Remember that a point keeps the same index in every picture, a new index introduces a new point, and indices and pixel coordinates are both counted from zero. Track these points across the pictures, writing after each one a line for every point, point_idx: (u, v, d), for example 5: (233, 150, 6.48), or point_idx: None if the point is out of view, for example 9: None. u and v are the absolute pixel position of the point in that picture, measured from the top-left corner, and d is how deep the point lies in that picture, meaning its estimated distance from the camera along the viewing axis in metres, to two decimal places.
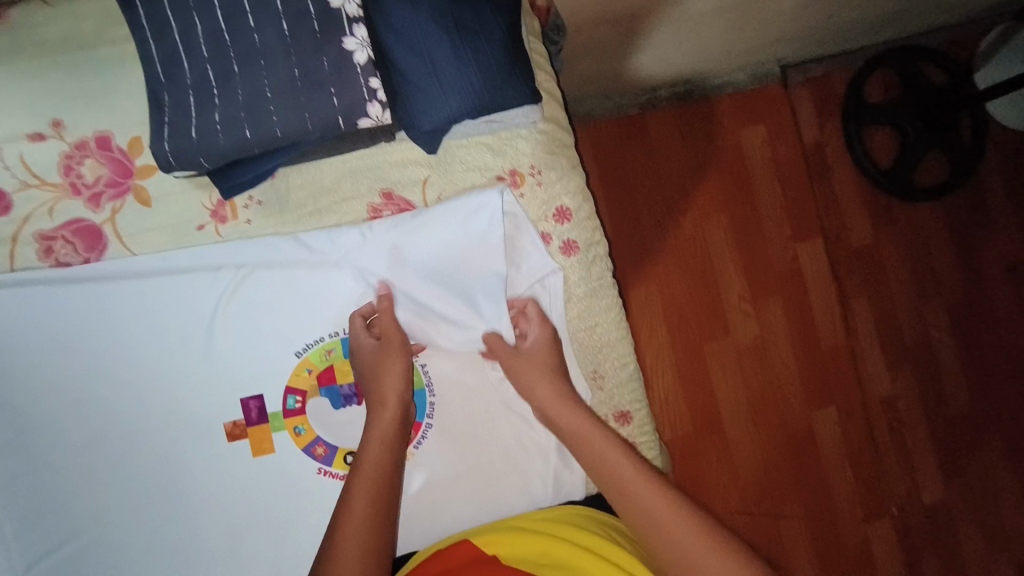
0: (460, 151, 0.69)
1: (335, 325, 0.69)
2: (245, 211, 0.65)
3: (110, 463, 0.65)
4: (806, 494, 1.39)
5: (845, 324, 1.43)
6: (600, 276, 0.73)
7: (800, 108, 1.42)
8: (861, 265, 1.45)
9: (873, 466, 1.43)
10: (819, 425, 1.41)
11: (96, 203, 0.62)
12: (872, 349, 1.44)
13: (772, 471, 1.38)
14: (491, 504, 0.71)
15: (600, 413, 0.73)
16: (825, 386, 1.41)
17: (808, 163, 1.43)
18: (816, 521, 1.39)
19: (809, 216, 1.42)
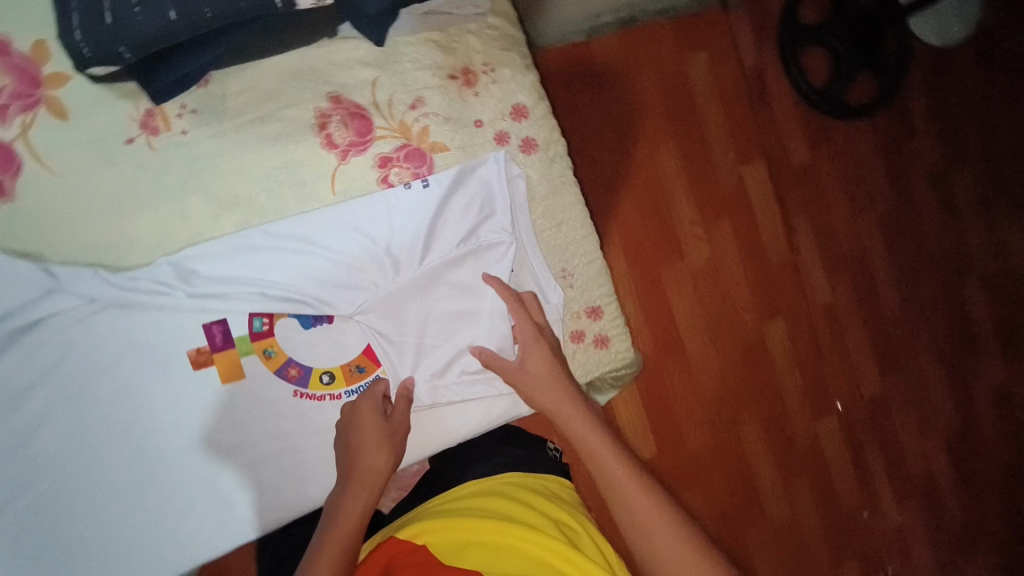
0: (408, 49, 0.66)
1: (315, 273, 0.66)
2: (179, 120, 0.60)
3: (71, 400, 0.62)
4: (762, 402, 1.48)
5: (789, 242, 1.50)
6: (561, 174, 0.71)
7: (737, 31, 1.44)
8: (802, 185, 1.52)
9: (821, 372, 1.53)
10: (770, 334, 1.49)
11: (3, 118, 0.56)
12: (815, 264, 1.53)
13: (731, 383, 1.46)
14: (473, 414, 0.71)
15: (572, 310, 0.73)
16: (774, 299, 1.49)
17: (749, 87, 1.46)
18: (772, 425, 1.49)
19: (752, 140, 1.46)
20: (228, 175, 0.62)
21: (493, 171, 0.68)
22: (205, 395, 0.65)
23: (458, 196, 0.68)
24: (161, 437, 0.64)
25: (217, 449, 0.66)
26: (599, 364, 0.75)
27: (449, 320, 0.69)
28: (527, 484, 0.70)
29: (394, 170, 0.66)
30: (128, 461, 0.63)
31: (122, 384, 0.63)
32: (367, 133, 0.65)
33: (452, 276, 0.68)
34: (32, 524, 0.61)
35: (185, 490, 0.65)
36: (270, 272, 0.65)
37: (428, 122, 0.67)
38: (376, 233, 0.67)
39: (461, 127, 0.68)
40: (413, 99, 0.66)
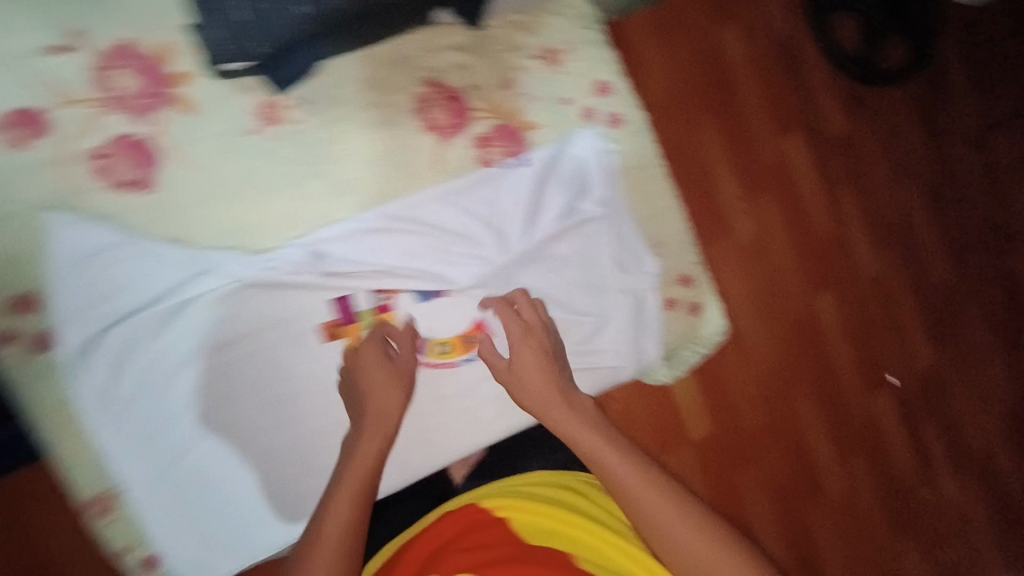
0: (497, 32, 0.69)
1: (433, 250, 0.70)
2: (294, 111, 0.64)
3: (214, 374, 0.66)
4: (815, 377, 1.42)
5: (833, 212, 1.45)
6: (647, 151, 0.76)
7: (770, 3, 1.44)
8: (841, 152, 1.48)
9: (875, 347, 1.44)
10: (821, 308, 1.43)
11: (139, 115, 0.61)
12: (863, 235, 1.48)
13: (785, 359, 1.41)
14: (569, 380, 0.75)
15: (666, 279, 0.78)
16: (823, 271, 1.43)
17: (784, 59, 1.46)
18: (829, 402, 1.41)
19: (790, 110, 1.43)
20: (343, 160, 0.66)
21: (587, 148, 0.73)
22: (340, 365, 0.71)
23: (559, 170, 0.72)
24: (301, 406, 0.69)
25: (348, 416, 0.71)
26: (690, 330, 0.80)
27: (555, 292, 0.74)
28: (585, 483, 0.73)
29: (493, 150, 0.70)
30: (270, 429, 0.68)
31: (263, 358, 0.68)
32: (463, 114, 0.69)
33: (558, 249, 0.73)
34: (181, 495, 0.66)
35: (322, 454, 0.70)
36: (395, 253, 0.69)
37: (520, 101, 0.70)
38: (487, 210, 0.71)
39: (550, 105, 0.71)
40: (504, 80, 0.70)
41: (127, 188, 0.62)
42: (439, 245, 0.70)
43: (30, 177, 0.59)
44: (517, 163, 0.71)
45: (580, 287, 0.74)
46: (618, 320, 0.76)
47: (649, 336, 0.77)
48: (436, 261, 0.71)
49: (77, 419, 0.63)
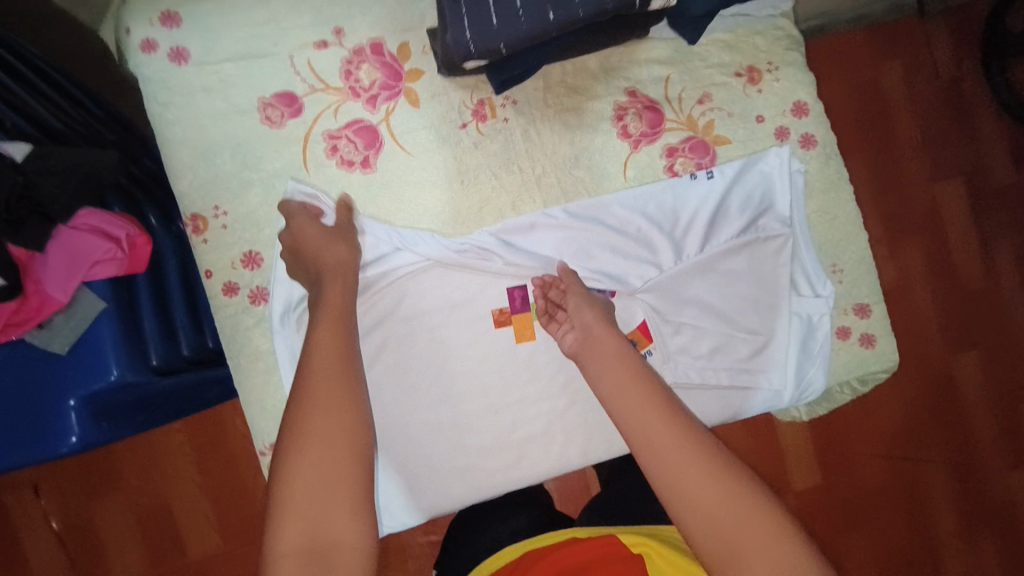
0: (701, 49, 0.71)
1: (611, 251, 0.72)
2: (502, 110, 0.69)
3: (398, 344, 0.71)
4: (948, 441, 1.35)
5: (987, 267, 1.38)
6: (837, 173, 0.73)
7: (937, 41, 1.36)
8: (1003, 205, 1.39)
9: (1016, 418, 1.38)
10: (960, 370, 1.36)
11: (373, 105, 0.67)
12: (1020, 298, 1.38)
13: (915, 418, 1.34)
14: (723, 400, 0.73)
15: (839, 306, 0.74)
16: (967, 331, 1.36)
17: (947, 101, 1.38)
18: (957, 468, 1.35)
19: (948, 157, 1.37)
20: (538, 156, 0.69)
21: (775, 165, 0.71)
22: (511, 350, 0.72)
23: (742, 186, 0.71)
24: (461, 386, 0.71)
25: (509, 403, 0.72)
26: (861, 363, 0.74)
27: (720, 306, 0.72)
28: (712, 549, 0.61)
29: (679, 159, 0.71)
30: (438, 404, 0.71)
31: (435, 335, 0.71)
32: (658, 125, 0.70)
33: (729, 263, 0.72)
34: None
35: (479, 436, 0.71)
36: (568, 247, 0.71)
37: (713, 116, 0.71)
38: (666, 218, 0.72)
39: (744, 121, 0.71)
40: (701, 94, 0.71)
41: (351, 168, 0.67)
42: (618, 246, 0.72)
43: (275, 149, 0.66)
44: (701, 174, 0.71)
45: (748, 305, 0.72)
46: (784, 345, 0.72)
47: (818, 363, 0.72)
48: (613, 262, 0.72)
49: (272, 371, 0.67)
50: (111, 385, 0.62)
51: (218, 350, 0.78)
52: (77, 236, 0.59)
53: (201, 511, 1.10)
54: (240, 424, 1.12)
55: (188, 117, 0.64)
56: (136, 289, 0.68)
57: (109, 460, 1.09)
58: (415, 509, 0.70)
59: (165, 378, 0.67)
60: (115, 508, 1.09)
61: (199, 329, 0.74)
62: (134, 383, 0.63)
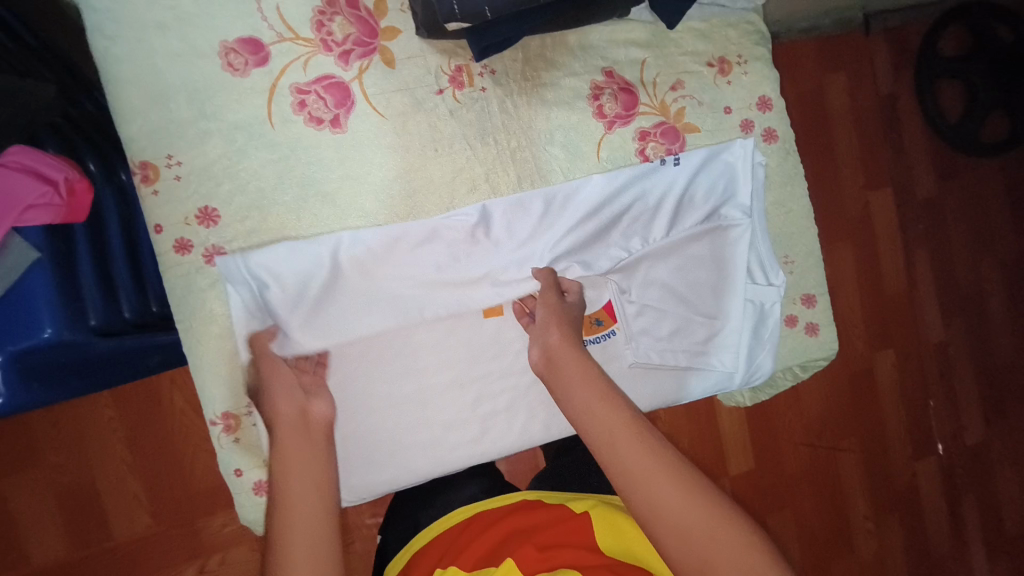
0: (677, 35, 0.73)
1: (584, 229, 0.72)
2: (480, 79, 0.68)
3: (363, 318, 0.70)
4: (864, 431, 1.47)
5: (908, 272, 1.50)
6: (796, 167, 0.77)
7: (879, 58, 1.45)
8: (925, 216, 1.51)
9: (921, 410, 1.52)
10: (878, 365, 1.48)
11: (345, 61, 0.64)
12: (931, 300, 1.51)
13: (837, 409, 1.45)
14: (678, 380, 0.76)
15: (789, 295, 0.78)
16: (886, 330, 1.48)
17: (883, 115, 1.48)
18: (870, 455, 1.48)
19: (882, 167, 1.47)
20: (514, 129, 0.69)
21: (739, 155, 0.74)
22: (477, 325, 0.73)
23: (709, 174, 0.74)
24: (423, 358, 0.71)
25: (473, 378, 0.72)
26: (806, 350, 0.78)
27: (681, 288, 0.75)
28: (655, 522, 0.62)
29: (650, 143, 0.72)
30: (404, 376, 0.71)
31: (396, 306, 0.70)
32: (632, 108, 0.71)
33: (691, 248, 0.75)
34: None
35: (443, 408, 0.71)
36: (540, 230, 0.71)
37: (685, 103, 0.73)
38: (639, 199, 0.72)
39: (713, 111, 0.73)
40: (675, 81, 0.72)
41: (319, 126, 0.64)
42: (591, 224, 0.72)
43: (237, 99, 0.62)
44: (670, 160, 0.72)
45: (707, 290, 0.75)
46: (738, 330, 0.75)
47: (767, 347, 0.76)
48: (584, 241, 0.72)
49: (226, 336, 0.63)
50: (43, 343, 0.56)
51: (161, 315, 0.72)
52: (8, 174, 0.53)
53: (130, 490, 1.03)
54: (177, 400, 1.05)
55: (139, 57, 0.59)
56: (75, 238, 0.63)
57: (25, 436, 1.00)
58: (371, 484, 0.69)
59: (105, 339, 0.62)
60: (30, 487, 1.00)
61: (140, 290, 0.69)
62: (71, 343, 0.58)
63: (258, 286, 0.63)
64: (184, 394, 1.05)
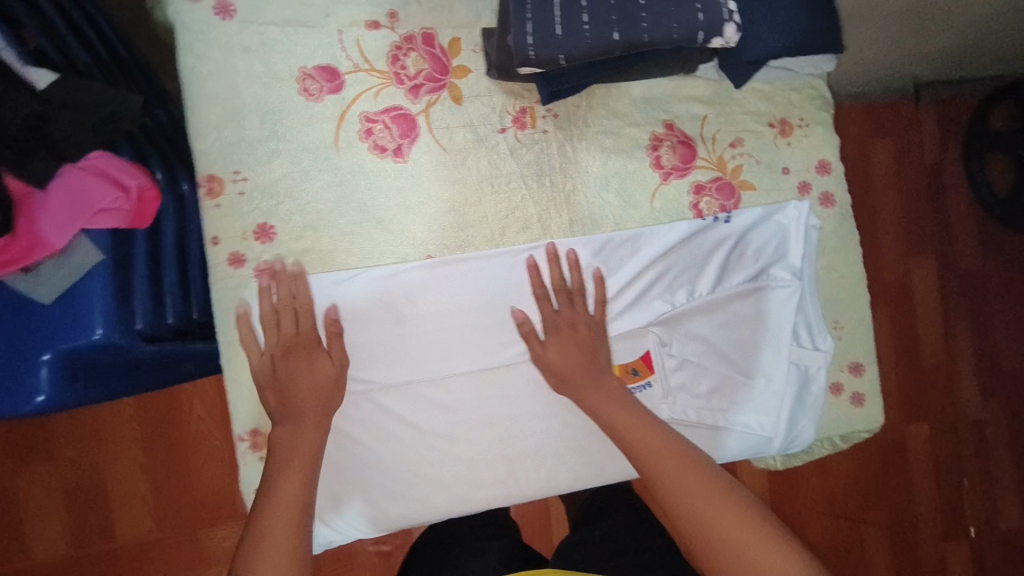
0: (739, 95, 0.73)
1: (630, 279, 0.71)
2: (543, 121, 0.69)
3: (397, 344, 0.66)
4: (892, 504, 1.40)
5: (947, 342, 1.44)
6: (851, 233, 0.75)
7: (926, 129, 1.44)
8: (968, 290, 1.46)
9: (955, 489, 1.43)
10: (911, 438, 1.42)
11: (415, 95, 0.66)
12: (969, 376, 1.44)
13: (863, 478, 1.39)
14: (713, 442, 0.73)
15: (836, 361, 0.75)
16: (921, 403, 1.42)
17: (925, 185, 1.45)
18: (897, 530, 1.40)
19: (923, 233, 1.44)
20: (570, 172, 0.69)
21: (794, 217, 0.73)
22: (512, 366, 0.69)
23: (761, 232, 0.72)
24: (454, 393, 0.68)
25: (505, 416, 0.69)
26: (851, 423, 0.74)
27: (723, 346, 0.73)
28: None
29: (705, 198, 0.72)
30: (441, 409, 0.68)
31: (433, 339, 0.67)
32: (690, 160, 0.72)
33: (739, 306, 0.73)
34: (336, 446, 0.65)
35: (470, 445, 0.68)
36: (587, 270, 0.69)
37: (743, 161, 0.72)
38: (688, 253, 0.71)
39: (770, 170, 0.73)
40: (734, 138, 0.72)
41: (383, 154, 0.65)
42: (637, 274, 0.71)
43: (306, 122, 0.63)
44: (723, 218, 0.71)
45: (751, 351, 0.73)
46: (782, 394, 0.72)
47: (809, 415, 0.73)
48: (627, 291, 0.71)
49: None
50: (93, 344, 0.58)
51: (204, 325, 0.72)
52: (85, 178, 0.55)
53: (138, 491, 1.02)
54: (195, 406, 1.04)
55: (220, 74, 0.62)
56: (133, 247, 0.63)
57: (50, 429, 1.01)
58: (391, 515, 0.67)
59: (149, 345, 0.62)
60: (46, 479, 1.01)
61: (186, 296, 0.69)
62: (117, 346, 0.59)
63: (300, 297, 0.63)
64: (204, 402, 1.04)
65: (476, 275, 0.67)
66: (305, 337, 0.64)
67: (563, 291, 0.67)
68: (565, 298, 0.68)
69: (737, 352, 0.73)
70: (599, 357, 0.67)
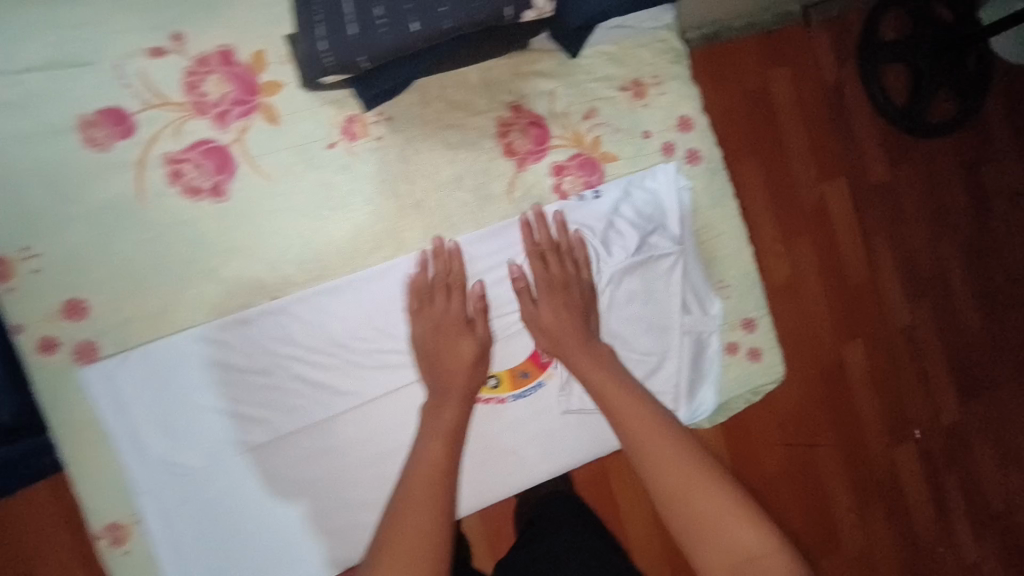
0: (585, 62, 0.68)
1: (505, 277, 0.67)
2: (376, 127, 0.63)
3: (265, 393, 0.62)
4: (839, 423, 1.39)
5: (869, 260, 1.42)
6: (724, 186, 0.73)
7: (824, 50, 1.38)
8: (883, 205, 1.46)
9: (897, 396, 1.44)
10: (851, 356, 1.38)
11: (223, 122, 0.59)
12: (893, 284, 1.45)
13: (810, 402, 1.37)
14: (620, 426, 0.72)
15: (728, 321, 0.73)
16: (855, 321, 1.39)
17: (831, 106, 1.40)
18: (850, 447, 1.39)
19: (837, 159, 1.40)
20: (416, 177, 0.64)
21: (663, 182, 0.70)
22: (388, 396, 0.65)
23: (631, 205, 0.69)
24: (339, 433, 0.64)
25: (390, 451, 0.65)
26: (751, 378, 0.74)
27: (612, 327, 0.70)
28: None
29: (567, 178, 0.68)
30: (318, 456, 0.64)
31: (304, 381, 0.63)
32: (544, 142, 0.67)
33: (622, 285, 0.70)
34: (208, 518, 0.61)
35: (361, 485, 0.65)
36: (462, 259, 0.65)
37: (600, 132, 0.68)
38: (559, 240, 0.68)
39: (631, 137, 0.69)
40: (587, 109, 0.68)
41: (198, 196, 0.58)
42: (510, 270, 0.67)
43: (100, 176, 0.56)
44: (590, 195, 0.68)
45: (641, 326, 0.70)
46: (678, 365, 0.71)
47: (707, 380, 0.72)
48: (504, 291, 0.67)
49: (106, 439, 0.57)
50: None
51: None
52: None
53: None
54: None
55: None
56: None
57: None
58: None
59: None
60: None
61: None
62: None
63: (132, 368, 0.58)
64: None
65: (337, 305, 0.63)
66: (147, 409, 0.59)
67: (440, 280, 0.64)
68: (442, 288, 0.64)
69: (628, 330, 0.70)
70: (591, 322, 0.67)
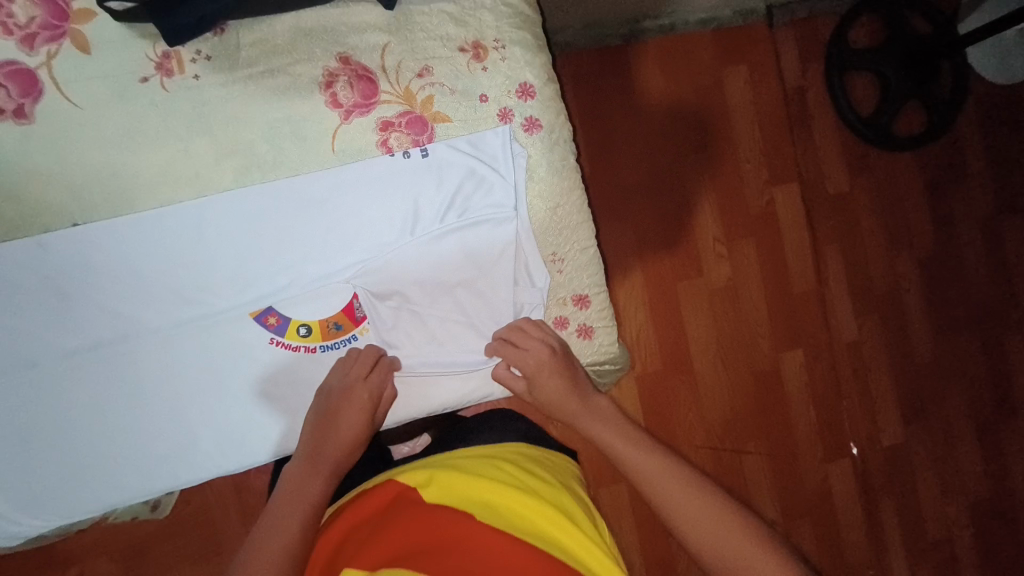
0: (421, 18, 0.67)
1: (335, 237, 0.71)
2: (193, 65, 0.62)
3: (72, 316, 0.68)
4: (772, 433, 1.22)
5: (818, 269, 1.24)
6: (564, 157, 0.71)
7: (784, 50, 1.22)
8: (837, 215, 1.26)
9: (838, 410, 1.25)
10: (786, 367, 1.23)
11: (30, 45, 0.59)
12: (841, 293, 1.26)
13: (742, 407, 1.21)
14: (445, 390, 0.74)
15: (557, 297, 0.73)
16: (794, 327, 1.23)
17: (789, 109, 1.23)
18: (780, 456, 1.23)
19: (788, 160, 1.23)
20: (230, 121, 0.64)
21: (495, 148, 0.70)
22: (184, 338, 0.72)
23: (448, 174, 0.70)
24: (145, 362, 0.71)
25: (178, 398, 0.72)
26: (579, 353, 0.75)
27: (434, 292, 0.73)
28: (518, 459, 0.65)
29: (393, 134, 0.67)
30: (108, 387, 0.71)
31: (110, 309, 0.69)
32: (372, 95, 0.66)
33: (442, 250, 0.72)
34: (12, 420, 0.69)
35: (159, 412, 0.72)
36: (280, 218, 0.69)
37: (432, 91, 0.67)
38: (385, 202, 0.70)
39: (466, 99, 0.68)
40: (421, 67, 0.67)
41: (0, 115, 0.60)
42: (336, 229, 0.71)
43: None
44: (418, 153, 0.68)
45: (457, 290, 0.73)
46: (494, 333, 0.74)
47: None
48: (334, 251, 0.72)
49: None
50: None
51: None
52: None
53: None
54: None
55: None
56: None
57: None
58: (61, 499, 0.70)
59: None
60: None
61: None
62: None
63: None
64: None
65: (145, 243, 0.67)
66: None
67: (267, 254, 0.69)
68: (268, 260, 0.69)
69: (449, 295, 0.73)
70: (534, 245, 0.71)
